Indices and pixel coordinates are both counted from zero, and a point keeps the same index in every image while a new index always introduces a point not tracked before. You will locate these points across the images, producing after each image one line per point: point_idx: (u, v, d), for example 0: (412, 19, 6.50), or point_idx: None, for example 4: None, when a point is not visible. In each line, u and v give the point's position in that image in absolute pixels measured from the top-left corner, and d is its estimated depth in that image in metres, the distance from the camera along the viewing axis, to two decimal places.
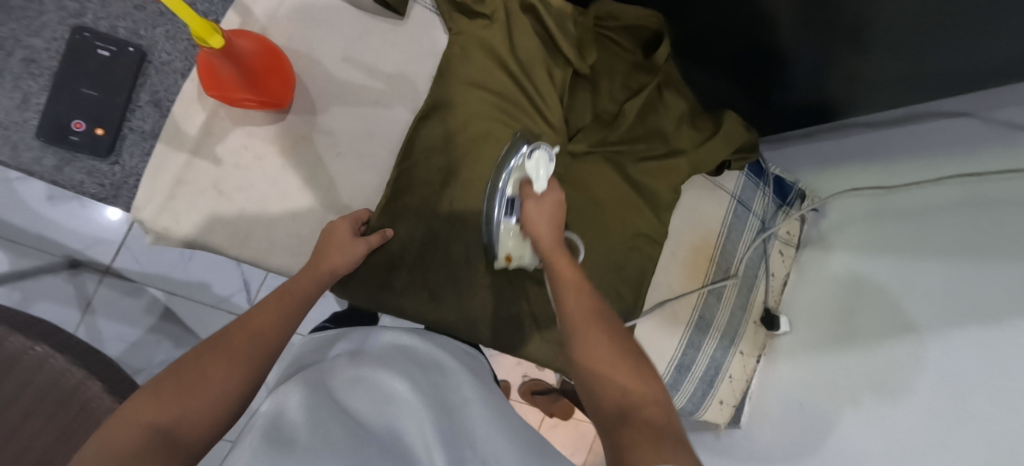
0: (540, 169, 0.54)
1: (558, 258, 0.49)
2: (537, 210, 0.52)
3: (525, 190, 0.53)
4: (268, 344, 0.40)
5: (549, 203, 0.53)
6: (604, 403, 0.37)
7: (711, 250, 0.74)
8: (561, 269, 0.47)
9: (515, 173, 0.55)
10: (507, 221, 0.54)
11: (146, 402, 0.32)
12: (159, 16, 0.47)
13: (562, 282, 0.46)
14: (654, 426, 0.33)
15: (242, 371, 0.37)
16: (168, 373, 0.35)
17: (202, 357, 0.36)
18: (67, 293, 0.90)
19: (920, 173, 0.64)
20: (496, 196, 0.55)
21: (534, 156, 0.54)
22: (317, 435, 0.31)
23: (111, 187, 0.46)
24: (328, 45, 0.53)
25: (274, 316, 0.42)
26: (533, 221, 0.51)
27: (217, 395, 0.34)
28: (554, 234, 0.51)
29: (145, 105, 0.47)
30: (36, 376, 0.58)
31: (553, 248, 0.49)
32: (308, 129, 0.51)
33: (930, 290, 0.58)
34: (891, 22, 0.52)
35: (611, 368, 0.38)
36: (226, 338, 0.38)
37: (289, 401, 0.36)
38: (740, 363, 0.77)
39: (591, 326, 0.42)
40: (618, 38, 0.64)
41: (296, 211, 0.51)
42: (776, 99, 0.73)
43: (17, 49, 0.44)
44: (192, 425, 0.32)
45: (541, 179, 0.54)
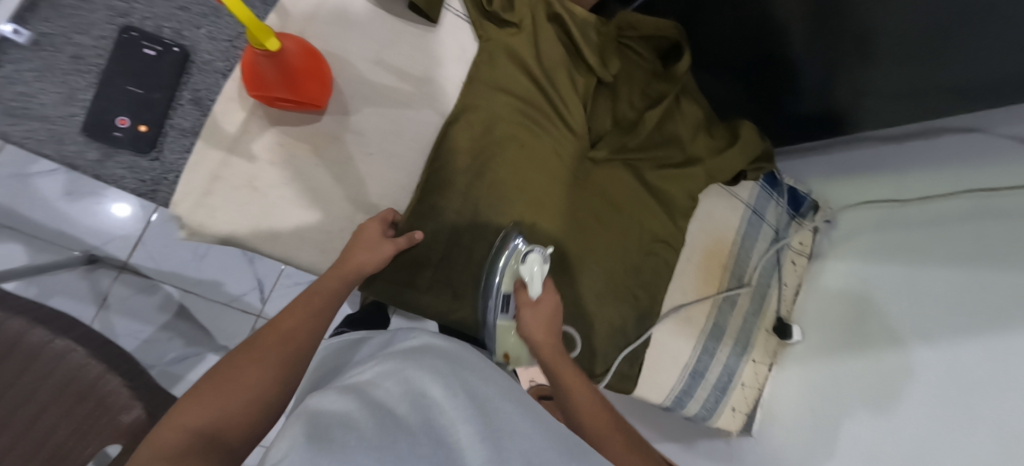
0: (535, 268, 0.54)
1: (563, 368, 0.50)
2: (534, 319, 0.53)
3: (520, 296, 0.54)
4: (300, 343, 0.39)
5: (544, 309, 0.54)
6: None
7: (725, 257, 0.75)
8: (568, 384, 0.49)
9: (508, 273, 0.55)
10: (503, 319, 0.56)
11: (187, 405, 0.32)
12: (203, 18, 0.49)
13: (568, 385, 0.49)
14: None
15: (275, 370, 0.36)
16: (206, 380, 0.35)
17: (236, 361, 0.36)
18: (83, 288, 0.91)
19: (931, 186, 0.65)
20: (491, 293, 0.55)
21: (528, 259, 0.54)
22: (356, 427, 0.31)
23: (150, 183, 0.47)
24: (361, 49, 0.54)
25: (302, 316, 0.42)
26: (532, 329, 0.52)
27: (252, 396, 0.34)
28: (552, 340, 0.52)
29: (185, 103, 0.48)
30: (59, 366, 0.59)
31: (553, 355, 0.51)
32: (340, 129, 0.53)
33: (946, 298, 0.58)
34: (896, 31, 0.55)
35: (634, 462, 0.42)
36: (258, 340, 0.38)
37: (325, 398, 0.36)
38: (751, 371, 0.78)
39: (609, 430, 0.45)
40: (637, 47, 0.66)
41: (327, 209, 0.52)
42: (786, 108, 0.76)
43: (67, 45, 0.45)
44: (233, 425, 0.32)
45: (535, 284, 0.54)
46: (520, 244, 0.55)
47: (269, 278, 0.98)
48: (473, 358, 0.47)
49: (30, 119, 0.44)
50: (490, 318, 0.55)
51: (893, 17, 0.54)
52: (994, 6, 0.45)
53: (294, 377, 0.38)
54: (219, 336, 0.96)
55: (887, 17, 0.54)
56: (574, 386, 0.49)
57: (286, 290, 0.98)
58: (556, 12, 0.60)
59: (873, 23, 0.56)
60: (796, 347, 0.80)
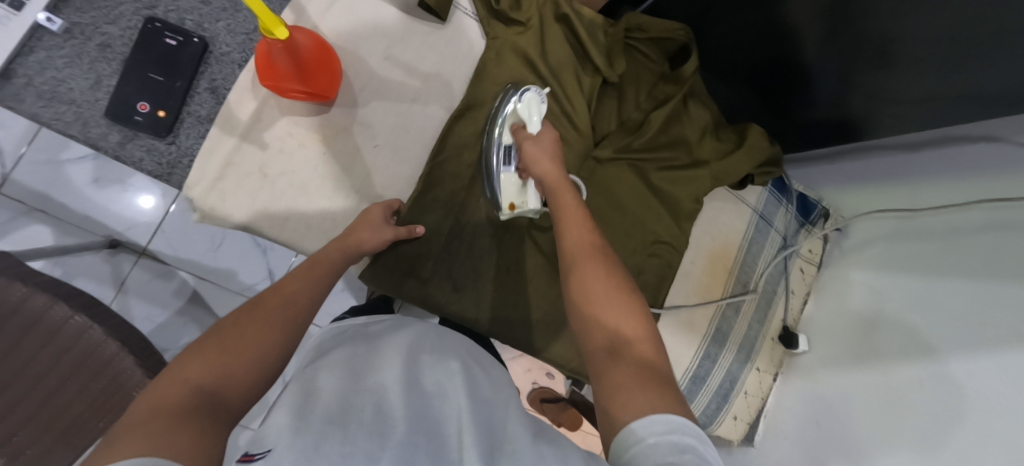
0: (533, 113, 0.54)
1: (564, 193, 0.48)
2: (536, 150, 0.51)
3: (520, 134, 0.54)
4: (302, 309, 0.40)
5: (547, 143, 0.52)
6: (595, 336, 0.37)
7: (731, 261, 0.74)
8: (565, 209, 0.46)
9: (509, 119, 0.55)
10: (507, 171, 0.55)
11: (189, 360, 0.32)
12: (223, 11, 0.51)
13: (563, 214, 0.46)
14: (644, 362, 0.34)
15: (279, 333, 0.37)
16: (210, 335, 0.34)
17: (238, 321, 0.36)
18: (104, 271, 0.94)
19: (945, 197, 0.63)
20: (493, 147, 0.56)
21: (525, 98, 0.54)
22: (355, 412, 0.33)
23: (167, 166, 0.49)
24: (371, 44, 0.56)
25: (305, 283, 0.42)
26: (533, 156, 0.51)
27: (256, 356, 0.34)
28: (558, 170, 0.50)
29: (203, 92, 0.51)
30: (77, 344, 0.61)
31: (557, 184, 0.49)
32: (348, 121, 0.54)
33: (958, 312, 0.57)
34: (918, 42, 0.54)
35: (608, 303, 0.38)
36: (261, 302, 0.39)
37: (325, 382, 0.38)
38: (755, 379, 0.76)
39: (592, 262, 0.41)
40: (645, 49, 0.67)
41: (333, 197, 0.54)
42: (799, 113, 0.75)
43: (96, 34, 0.48)
44: (235, 383, 0.32)
45: (535, 122, 0.54)
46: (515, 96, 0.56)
47: (279, 269, 1.01)
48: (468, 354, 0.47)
49: (60, 102, 0.47)
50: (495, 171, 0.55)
51: (916, 24, 0.53)
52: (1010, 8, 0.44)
53: (293, 343, 0.38)
54: None
55: (907, 28, 0.54)
56: (570, 211, 0.46)
57: None
58: (564, 12, 0.61)
59: (895, 33, 0.55)
60: (802, 358, 0.78)
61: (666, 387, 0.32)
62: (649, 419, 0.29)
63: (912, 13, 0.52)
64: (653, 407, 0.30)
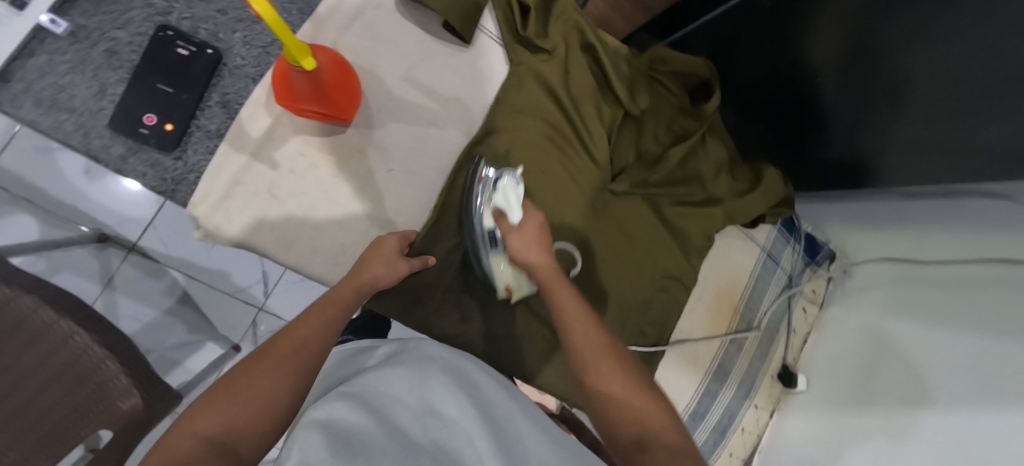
0: (511, 196, 0.49)
1: (560, 287, 0.45)
2: (522, 241, 0.47)
3: (501, 223, 0.49)
4: (313, 352, 0.40)
5: (531, 230, 0.48)
6: (623, 437, 0.37)
7: (736, 299, 0.74)
8: (564, 304, 0.44)
9: (487, 206, 0.51)
10: (495, 257, 0.52)
11: (201, 411, 0.33)
12: (239, 22, 0.49)
13: (563, 313, 0.44)
14: (678, 454, 0.34)
15: (287, 380, 0.37)
16: (220, 385, 0.36)
17: (250, 369, 0.37)
18: (91, 266, 0.91)
19: (955, 250, 0.64)
20: (476, 234, 0.52)
21: (500, 186, 0.49)
22: (376, 440, 0.35)
23: (172, 181, 0.47)
24: (392, 64, 0.54)
25: (318, 323, 0.42)
26: (521, 251, 0.47)
27: (265, 404, 0.35)
28: (548, 258, 0.47)
29: (213, 105, 0.48)
30: (61, 350, 0.60)
31: (550, 277, 0.46)
32: (363, 143, 0.52)
33: (955, 361, 0.58)
34: (930, 84, 0.53)
35: (630, 406, 0.38)
36: (271, 348, 0.39)
37: (341, 409, 0.39)
38: (753, 416, 0.77)
39: (605, 361, 0.40)
40: (667, 83, 0.66)
41: (344, 221, 0.52)
42: (813, 154, 0.75)
43: (103, 39, 0.45)
44: (246, 434, 0.33)
45: (515, 209, 0.48)
46: (491, 176, 0.52)
47: (274, 272, 0.98)
48: (478, 377, 0.48)
49: (60, 110, 0.44)
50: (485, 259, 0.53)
51: (920, 65, 0.53)
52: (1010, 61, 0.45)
53: (304, 386, 0.38)
54: (220, 325, 0.97)
55: (921, 70, 0.53)
56: (570, 309, 0.44)
57: (292, 287, 0.99)
58: (590, 42, 0.59)
59: (908, 74, 0.55)
60: (801, 397, 0.78)
61: None
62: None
63: (927, 58, 0.52)
64: None
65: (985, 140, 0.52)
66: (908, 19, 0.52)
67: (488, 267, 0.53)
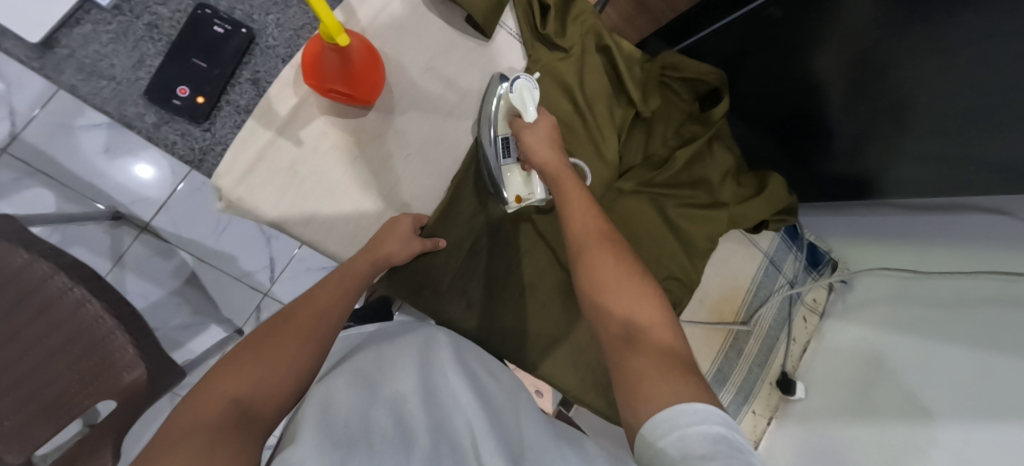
0: (526, 100, 0.52)
1: (567, 180, 0.50)
2: (534, 138, 0.52)
3: (515, 123, 0.53)
4: (332, 321, 0.44)
5: (544, 130, 0.53)
6: (612, 325, 0.40)
7: (738, 304, 0.76)
8: (569, 194, 0.49)
9: (502, 110, 0.56)
10: (506, 163, 0.56)
11: (228, 373, 0.37)
12: (274, 5, 0.51)
13: (568, 204, 0.48)
14: (663, 349, 0.37)
15: (310, 345, 0.41)
16: (245, 349, 0.39)
17: (274, 333, 0.41)
18: (103, 243, 0.93)
19: (953, 264, 0.65)
20: (489, 141, 0.56)
21: (516, 87, 0.52)
22: (378, 425, 0.36)
23: (200, 151, 0.49)
24: (416, 53, 0.56)
25: (336, 294, 0.46)
26: (532, 145, 0.51)
27: (289, 368, 0.39)
28: (557, 156, 0.51)
29: (244, 82, 0.50)
30: (71, 318, 0.61)
31: (559, 172, 0.50)
32: (384, 127, 0.54)
33: (953, 376, 0.58)
34: (934, 101, 0.56)
35: (621, 295, 0.41)
36: (294, 315, 0.43)
37: (342, 392, 0.40)
38: (750, 422, 0.77)
39: (602, 250, 0.44)
40: (677, 88, 0.68)
41: (361, 200, 0.54)
42: (818, 166, 0.77)
43: (145, 13, 0.47)
44: (268, 395, 0.37)
45: (530, 110, 0.52)
46: (507, 83, 0.55)
47: (282, 259, 0.99)
48: (478, 365, 0.51)
49: (100, 78, 0.46)
50: (495, 165, 0.56)
51: (931, 83, 0.55)
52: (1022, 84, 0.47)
53: (323, 353, 0.42)
54: (225, 309, 0.98)
55: (925, 87, 0.56)
56: (575, 201, 0.48)
57: (298, 275, 1.00)
58: (606, 44, 0.61)
59: (912, 92, 0.57)
60: (798, 405, 0.79)
61: (686, 371, 0.35)
62: (668, 410, 0.31)
63: (932, 75, 0.54)
64: (676, 398, 0.32)
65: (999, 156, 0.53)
66: (915, 37, 0.54)
67: (498, 175, 0.56)
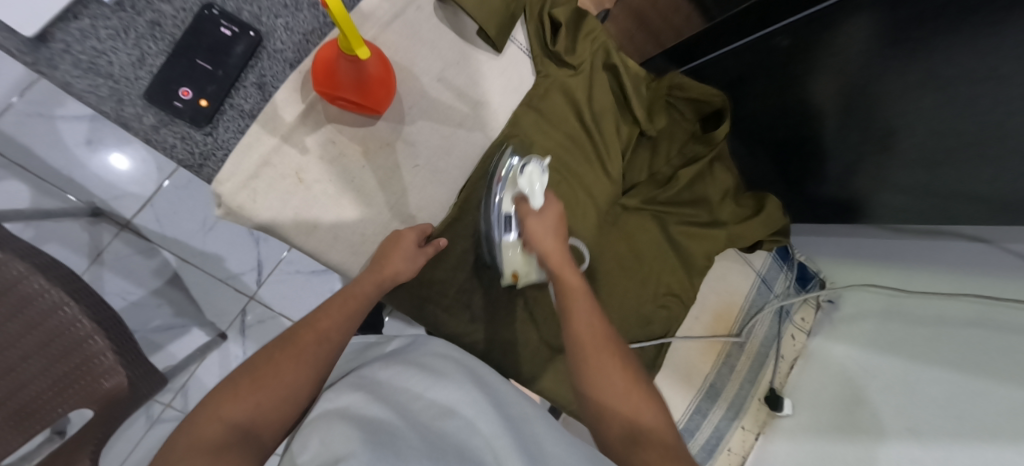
0: (535, 182, 0.53)
1: (567, 274, 0.50)
2: (540, 226, 0.52)
3: (521, 207, 0.53)
4: (333, 345, 0.42)
5: (550, 218, 0.53)
6: (614, 427, 0.43)
7: (732, 321, 0.77)
8: (570, 289, 0.49)
9: (509, 190, 0.54)
10: (507, 240, 0.54)
11: (226, 398, 0.36)
12: (283, 8, 0.49)
13: (571, 301, 0.48)
14: (668, 449, 0.40)
15: (310, 371, 0.39)
16: (246, 370, 0.38)
17: (274, 356, 0.39)
18: (81, 239, 0.89)
19: (933, 283, 0.69)
20: (493, 216, 0.54)
21: (527, 170, 0.53)
22: (400, 433, 0.34)
23: (200, 156, 0.47)
24: (428, 63, 0.55)
25: (340, 317, 0.44)
26: (537, 234, 0.51)
27: (287, 395, 0.37)
28: (560, 248, 0.51)
29: (249, 86, 0.49)
30: (45, 322, 0.57)
31: (562, 265, 0.50)
32: (392, 137, 0.53)
33: (937, 397, 0.61)
34: (925, 133, 0.58)
35: (625, 398, 0.44)
36: (295, 338, 0.40)
37: (356, 404, 0.39)
38: (739, 437, 0.78)
39: (604, 351, 0.45)
40: (682, 108, 0.69)
41: (366, 210, 0.53)
42: (810, 190, 0.78)
43: (147, 10, 0.45)
44: (267, 420, 0.36)
45: (537, 193, 0.53)
46: (516, 160, 0.55)
47: (270, 262, 0.96)
48: (487, 373, 0.50)
49: (96, 75, 0.44)
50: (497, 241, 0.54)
51: (921, 117, 0.58)
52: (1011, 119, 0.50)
53: (322, 378, 0.40)
54: (208, 311, 0.95)
55: (919, 120, 0.58)
56: (577, 296, 0.48)
57: (286, 278, 0.97)
58: (613, 62, 0.62)
59: (903, 123, 0.60)
60: (785, 421, 0.80)
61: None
62: None
63: (926, 108, 0.57)
64: None
65: (985, 186, 0.55)
66: (911, 69, 0.56)
67: (499, 251, 0.54)
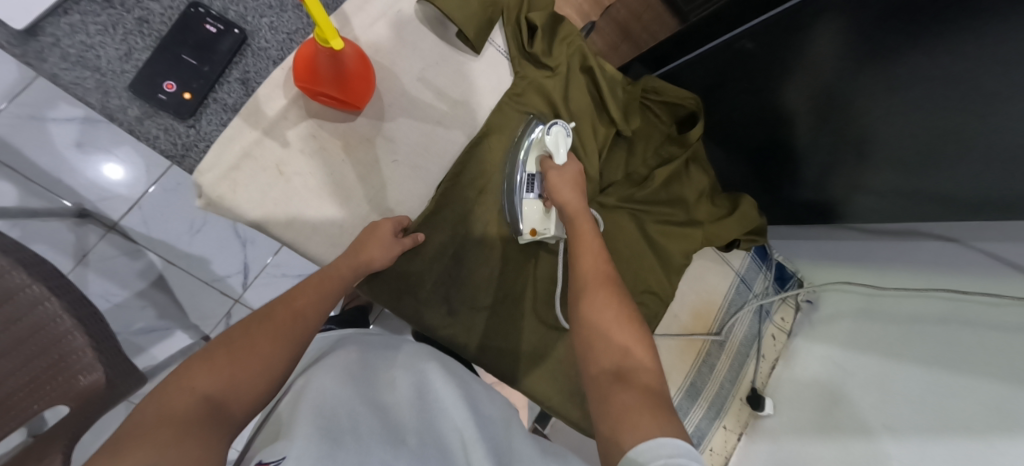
0: (560, 145, 0.56)
1: (582, 221, 0.53)
2: (559, 179, 0.56)
3: (545, 164, 0.57)
4: (310, 323, 0.43)
5: (570, 175, 0.57)
6: (602, 359, 0.43)
7: (711, 319, 0.78)
8: (581, 236, 0.52)
9: (535, 148, 0.59)
10: (528, 196, 0.58)
11: (199, 370, 0.36)
12: (269, 8, 0.51)
13: (581, 244, 0.51)
14: (650, 390, 0.39)
15: (285, 350, 0.40)
16: (219, 346, 0.38)
17: (250, 332, 0.40)
18: (67, 240, 0.89)
19: (909, 280, 0.69)
20: (518, 169, 0.59)
21: (553, 131, 0.56)
22: (365, 424, 0.37)
23: (182, 148, 0.49)
24: (408, 63, 0.57)
25: (316, 296, 0.45)
26: (557, 189, 0.55)
27: (262, 370, 0.38)
28: (578, 200, 0.55)
29: (233, 81, 0.50)
30: (28, 314, 0.57)
31: (578, 214, 0.53)
32: (372, 132, 0.55)
33: (910, 394, 0.61)
34: (894, 138, 0.60)
35: (615, 330, 0.44)
36: (271, 314, 0.42)
37: (334, 388, 0.40)
38: (721, 437, 0.78)
39: (603, 291, 0.47)
40: (657, 110, 0.71)
41: (346, 203, 0.54)
42: (786, 192, 0.80)
43: (136, 8, 0.48)
44: (240, 395, 0.36)
45: (561, 153, 0.56)
46: (542, 127, 0.59)
47: (256, 265, 0.97)
48: (458, 369, 0.52)
49: (84, 67, 0.46)
50: (519, 194, 0.59)
51: (895, 120, 0.59)
52: (983, 119, 0.51)
53: (297, 356, 0.41)
54: (193, 314, 0.95)
55: (887, 127, 0.60)
56: (587, 236, 0.51)
57: (271, 280, 0.97)
58: (590, 65, 0.64)
59: (874, 129, 0.62)
60: (767, 421, 0.80)
61: (665, 410, 0.37)
62: (651, 443, 0.33)
63: (894, 110, 0.59)
64: (660, 433, 0.34)
65: (974, 193, 0.55)
66: (874, 74, 0.59)
67: (521, 206, 0.59)
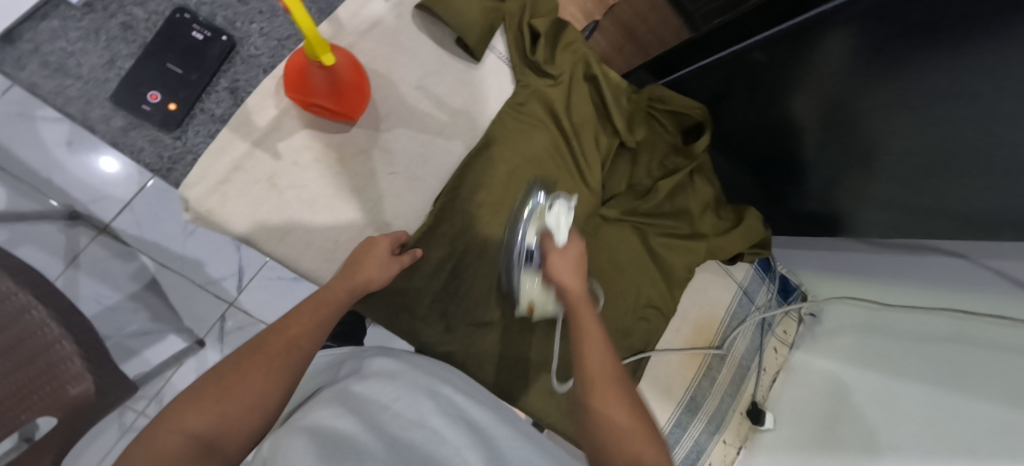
0: (560, 220, 0.50)
1: (585, 310, 0.46)
2: (561, 263, 0.48)
3: (544, 242, 0.49)
4: (305, 353, 0.41)
5: (574, 254, 0.49)
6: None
7: (712, 333, 0.77)
8: (585, 327, 0.45)
9: (534, 222, 0.52)
10: (528, 272, 0.52)
11: (189, 409, 0.35)
12: (260, 14, 0.49)
13: (582, 336, 0.44)
14: None
15: (279, 382, 0.38)
16: (209, 379, 0.37)
17: (241, 363, 0.38)
18: (57, 242, 0.88)
19: (919, 298, 0.67)
20: (515, 243, 0.53)
21: (553, 208, 0.50)
22: (366, 447, 0.34)
23: (169, 160, 0.46)
24: (406, 71, 0.55)
25: (311, 321, 0.43)
26: (557, 273, 0.47)
27: (255, 403, 0.36)
28: (581, 284, 0.48)
29: (221, 90, 0.48)
30: (13, 324, 0.55)
31: (579, 302, 0.46)
32: (368, 143, 0.53)
33: (911, 410, 0.61)
34: (902, 150, 0.58)
35: (627, 439, 0.38)
36: (264, 345, 0.39)
37: (335, 415, 0.38)
38: (720, 452, 0.77)
39: (612, 391, 0.41)
40: (663, 120, 0.70)
41: (340, 218, 0.52)
42: (792, 204, 0.78)
43: (120, 13, 0.46)
44: (234, 433, 0.35)
45: (562, 231, 0.49)
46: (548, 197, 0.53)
47: (251, 268, 0.95)
48: (455, 382, 0.49)
49: (65, 76, 0.44)
50: (516, 269, 0.53)
51: (902, 132, 0.57)
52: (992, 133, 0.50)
53: (293, 387, 0.39)
54: (186, 317, 0.94)
55: (895, 139, 0.58)
56: (591, 334, 0.44)
57: (266, 283, 0.95)
58: (594, 74, 0.62)
59: (882, 141, 0.60)
60: (767, 435, 0.78)
61: None
62: None
63: (904, 128, 0.57)
64: None
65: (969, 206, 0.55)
66: (885, 88, 0.57)
67: (518, 281, 0.53)
